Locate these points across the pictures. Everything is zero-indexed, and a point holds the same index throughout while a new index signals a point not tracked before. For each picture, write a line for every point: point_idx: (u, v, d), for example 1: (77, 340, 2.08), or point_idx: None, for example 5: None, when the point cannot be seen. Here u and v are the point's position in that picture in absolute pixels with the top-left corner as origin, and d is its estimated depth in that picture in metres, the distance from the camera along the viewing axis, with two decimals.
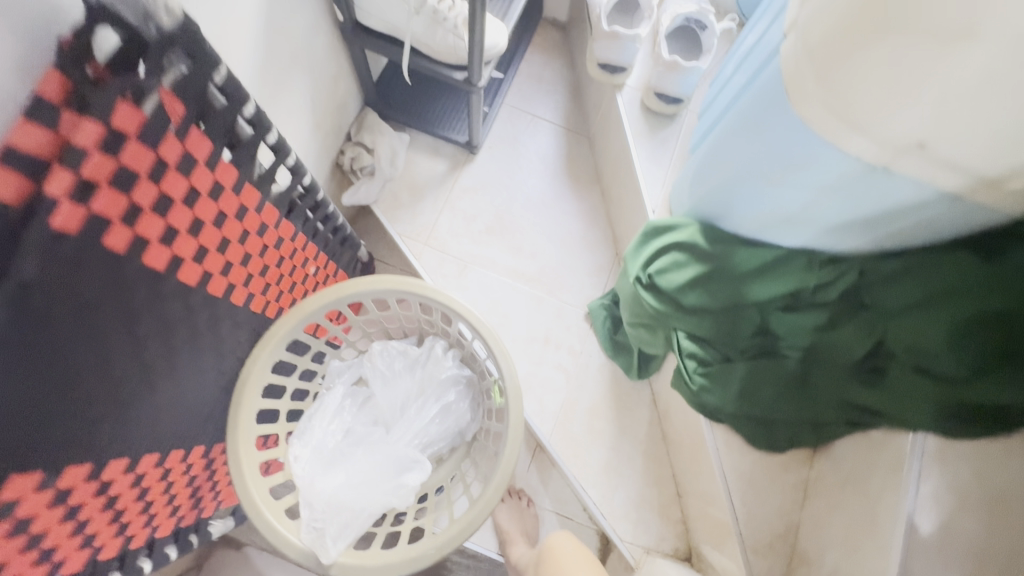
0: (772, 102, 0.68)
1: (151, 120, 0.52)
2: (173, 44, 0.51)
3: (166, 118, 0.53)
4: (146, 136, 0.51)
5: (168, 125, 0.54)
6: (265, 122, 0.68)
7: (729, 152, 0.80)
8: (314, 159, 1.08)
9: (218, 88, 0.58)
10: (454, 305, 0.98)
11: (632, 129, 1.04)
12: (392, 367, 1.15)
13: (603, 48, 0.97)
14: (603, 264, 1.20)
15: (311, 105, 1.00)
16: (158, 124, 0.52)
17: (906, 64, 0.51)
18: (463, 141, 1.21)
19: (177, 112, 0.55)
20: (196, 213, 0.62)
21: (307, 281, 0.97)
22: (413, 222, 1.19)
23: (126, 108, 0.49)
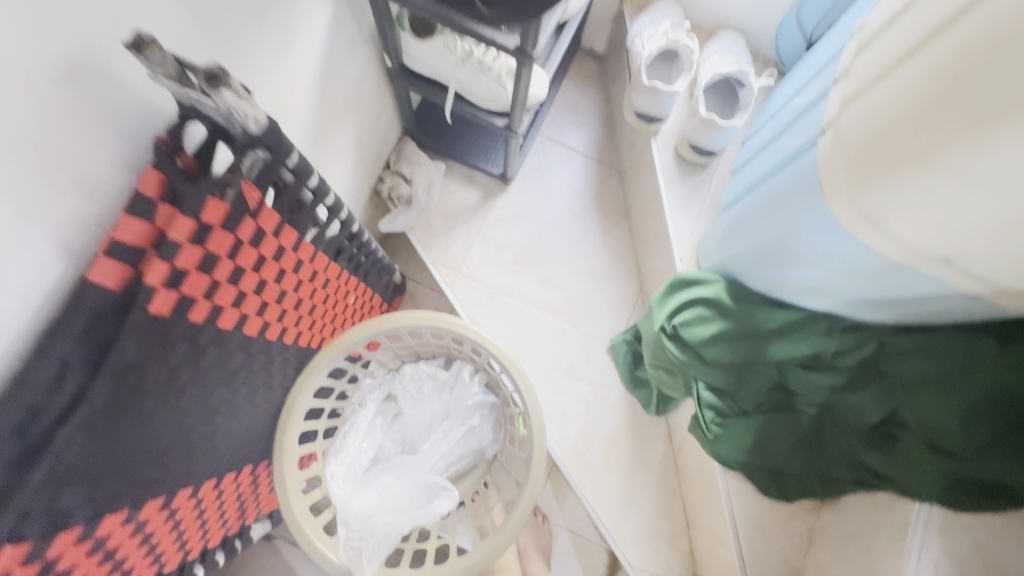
0: (805, 187, 0.71)
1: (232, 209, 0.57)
2: (256, 142, 0.56)
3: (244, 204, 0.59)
4: (229, 225, 0.57)
5: (247, 210, 0.59)
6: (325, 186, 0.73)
7: (759, 221, 0.84)
8: (356, 190, 1.13)
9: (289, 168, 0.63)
10: (483, 339, 1.02)
11: (664, 175, 1.08)
12: (422, 390, 1.21)
13: (641, 101, 1.00)
14: (627, 299, 1.24)
15: (356, 141, 1.05)
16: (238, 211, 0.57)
17: (933, 187, 0.53)
18: (497, 172, 1.24)
19: (254, 197, 0.60)
20: (263, 276, 0.68)
21: (348, 312, 1.03)
22: (446, 249, 1.24)
23: (214, 203, 0.54)
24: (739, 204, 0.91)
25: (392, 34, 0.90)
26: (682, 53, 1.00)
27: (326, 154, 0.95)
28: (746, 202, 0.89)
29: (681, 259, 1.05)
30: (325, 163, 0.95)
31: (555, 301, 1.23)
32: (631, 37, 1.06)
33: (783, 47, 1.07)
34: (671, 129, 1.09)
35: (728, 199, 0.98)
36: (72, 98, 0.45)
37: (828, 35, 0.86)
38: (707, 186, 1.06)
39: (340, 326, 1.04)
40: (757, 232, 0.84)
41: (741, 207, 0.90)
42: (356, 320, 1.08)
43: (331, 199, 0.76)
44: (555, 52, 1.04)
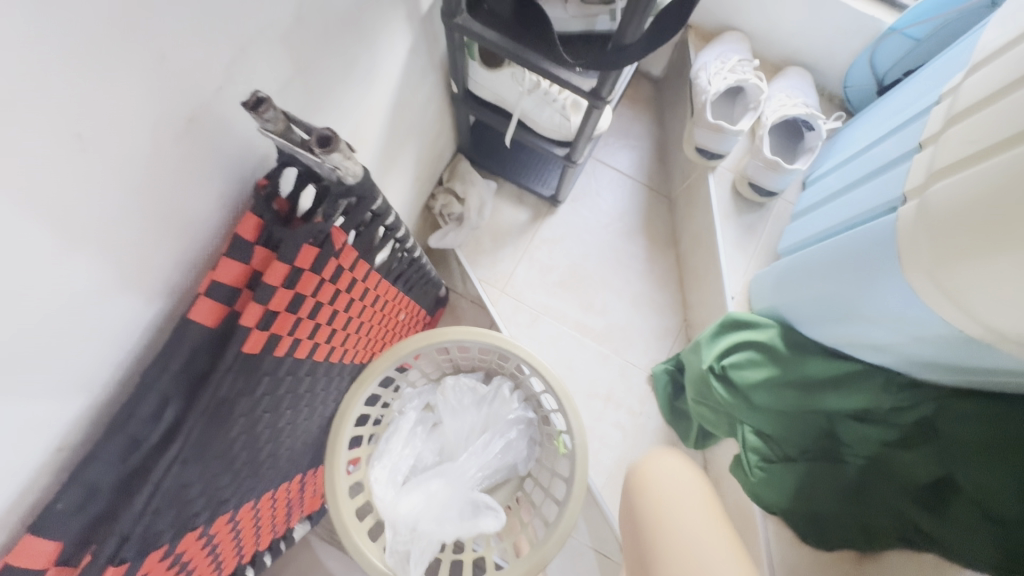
0: (879, 250, 0.70)
1: (323, 254, 0.59)
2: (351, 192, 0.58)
3: (333, 248, 0.60)
4: (316, 267, 0.59)
5: (336, 253, 0.61)
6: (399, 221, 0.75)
7: (822, 273, 0.83)
8: (410, 207, 1.15)
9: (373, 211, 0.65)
10: (530, 358, 1.02)
11: (720, 212, 1.07)
12: (462, 400, 1.22)
13: (704, 137, 0.99)
14: (670, 328, 1.24)
15: (416, 161, 1.06)
16: (326, 255, 0.60)
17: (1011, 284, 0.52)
18: (548, 195, 1.25)
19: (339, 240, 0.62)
20: (335, 307, 0.70)
21: (397, 328, 1.06)
22: (493, 268, 1.25)
23: (308, 249, 0.57)
24: (800, 252, 0.90)
25: (462, 63, 0.91)
26: (748, 93, 0.98)
27: (389, 177, 0.97)
28: (808, 251, 0.88)
29: (732, 298, 1.04)
30: (387, 186, 0.97)
31: (598, 326, 1.23)
32: (697, 71, 1.05)
33: (851, 87, 1.04)
34: (730, 165, 1.08)
35: (786, 243, 0.97)
36: (189, 149, 0.47)
37: (909, 88, 0.85)
38: (763, 225, 1.05)
39: (389, 341, 1.07)
40: (818, 284, 0.83)
41: (802, 255, 0.89)
42: (402, 334, 1.11)
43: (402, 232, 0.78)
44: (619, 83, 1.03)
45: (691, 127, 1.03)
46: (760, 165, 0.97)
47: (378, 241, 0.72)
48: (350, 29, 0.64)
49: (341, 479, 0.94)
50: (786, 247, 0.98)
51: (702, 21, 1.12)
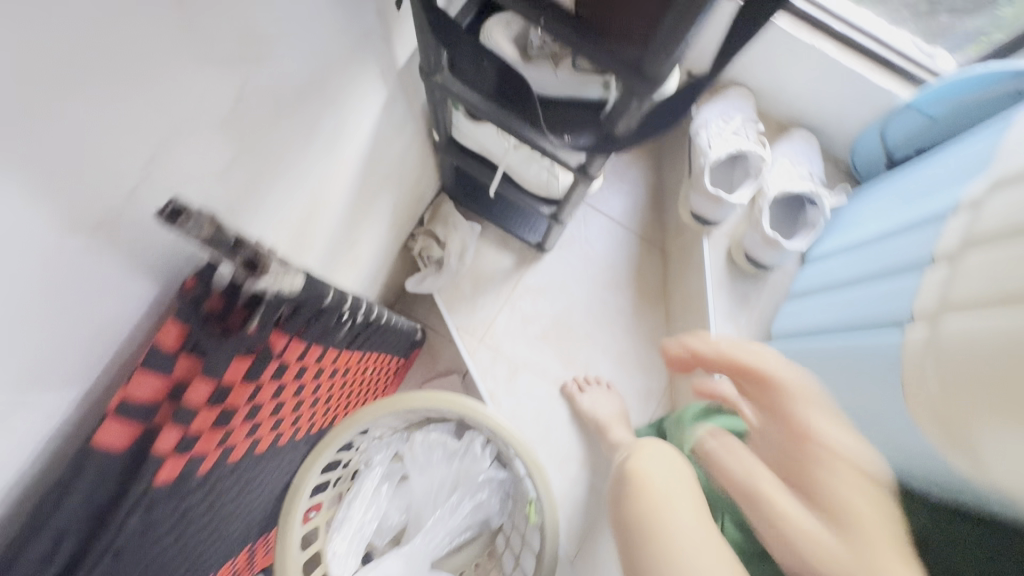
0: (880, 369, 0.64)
1: (258, 362, 0.52)
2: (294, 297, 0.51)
3: (270, 354, 0.53)
4: (250, 378, 0.52)
5: (274, 357, 0.54)
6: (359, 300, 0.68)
7: (813, 373, 0.78)
8: (386, 250, 1.07)
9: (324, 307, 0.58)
10: (502, 428, 0.96)
11: (713, 280, 0.99)
12: (431, 456, 1.16)
13: (701, 204, 0.93)
14: (654, 389, 1.18)
15: (393, 207, 0.99)
16: (262, 364, 0.53)
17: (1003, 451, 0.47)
18: (535, 241, 1.18)
19: (280, 343, 0.55)
20: (279, 400, 0.64)
21: (365, 384, 0.99)
22: (471, 315, 1.19)
23: (238, 362, 0.49)
24: (792, 341, 0.84)
25: (446, 114, 0.83)
26: (751, 161, 0.92)
27: (361, 229, 0.89)
28: (801, 343, 0.82)
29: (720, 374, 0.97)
30: (358, 238, 0.90)
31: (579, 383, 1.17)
32: (699, 127, 0.98)
33: (859, 152, 0.98)
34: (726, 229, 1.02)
35: (782, 325, 0.92)
36: (115, 264, 0.40)
37: (918, 177, 0.79)
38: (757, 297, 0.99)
39: (356, 399, 1.00)
40: (810, 383, 0.78)
41: (794, 346, 0.84)
42: (371, 389, 1.04)
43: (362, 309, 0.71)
44: None
45: (688, 190, 0.97)
46: (759, 239, 0.91)
47: (335, 327, 0.65)
48: (315, 100, 0.56)
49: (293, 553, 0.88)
50: (780, 328, 0.92)
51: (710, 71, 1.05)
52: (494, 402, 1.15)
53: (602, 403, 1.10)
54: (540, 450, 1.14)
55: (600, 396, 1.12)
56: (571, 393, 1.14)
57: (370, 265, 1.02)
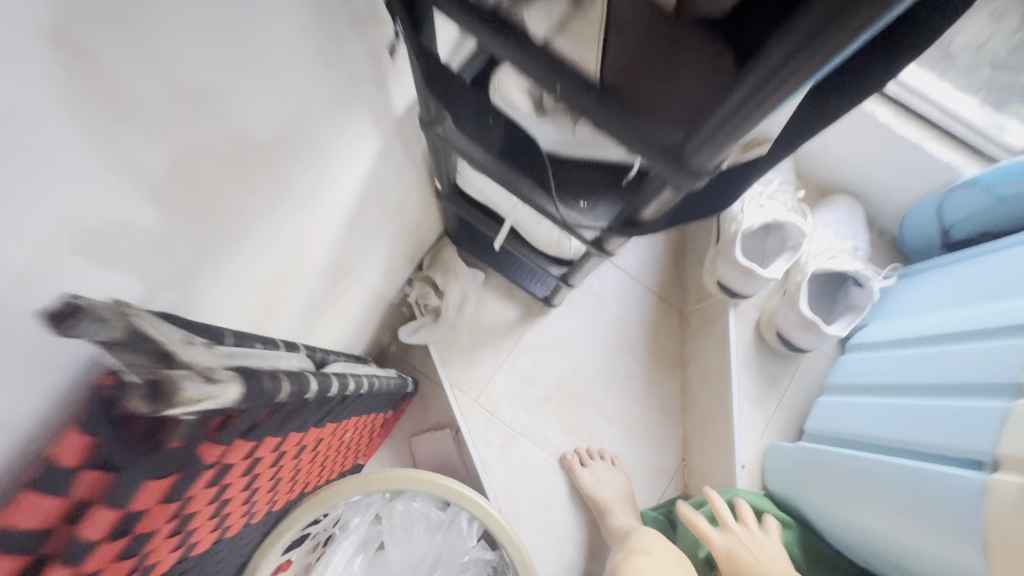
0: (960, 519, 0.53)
1: (185, 476, 0.41)
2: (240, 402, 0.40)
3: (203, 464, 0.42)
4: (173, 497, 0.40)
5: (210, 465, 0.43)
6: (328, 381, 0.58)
7: (859, 495, 0.66)
8: (377, 299, 0.98)
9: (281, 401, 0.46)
10: (492, 515, 0.87)
11: (739, 357, 0.89)
12: (413, 529, 1.05)
13: (730, 275, 0.83)
14: (664, 467, 1.06)
15: (388, 254, 0.90)
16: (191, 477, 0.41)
17: None
18: (542, 296, 1.08)
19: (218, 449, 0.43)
20: (223, 498, 0.52)
21: (345, 450, 0.90)
22: (468, 371, 1.08)
23: (154, 486, 0.37)
24: (824, 450, 0.74)
25: (450, 163, 0.75)
26: (789, 231, 0.81)
27: (348, 282, 0.80)
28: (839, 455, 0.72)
29: (743, 467, 0.85)
30: (343, 291, 0.80)
31: None
32: None
33: (907, 226, 0.88)
34: (755, 302, 0.91)
35: (815, 425, 0.81)
36: None
37: (983, 272, 0.69)
38: (787, 381, 0.88)
39: (333, 468, 0.90)
40: (855, 506, 0.67)
41: (829, 456, 0.73)
42: (351, 455, 0.95)
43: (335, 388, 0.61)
44: None
45: (715, 257, 0.86)
46: (794, 321, 0.80)
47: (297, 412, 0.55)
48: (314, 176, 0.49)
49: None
50: (813, 429, 0.81)
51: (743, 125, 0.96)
52: (487, 472, 1.03)
53: (606, 480, 0.99)
54: (534, 531, 1.02)
55: (604, 472, 1.00)
56: (570, 464, 1.02)
57: (357, 315, 0.92)
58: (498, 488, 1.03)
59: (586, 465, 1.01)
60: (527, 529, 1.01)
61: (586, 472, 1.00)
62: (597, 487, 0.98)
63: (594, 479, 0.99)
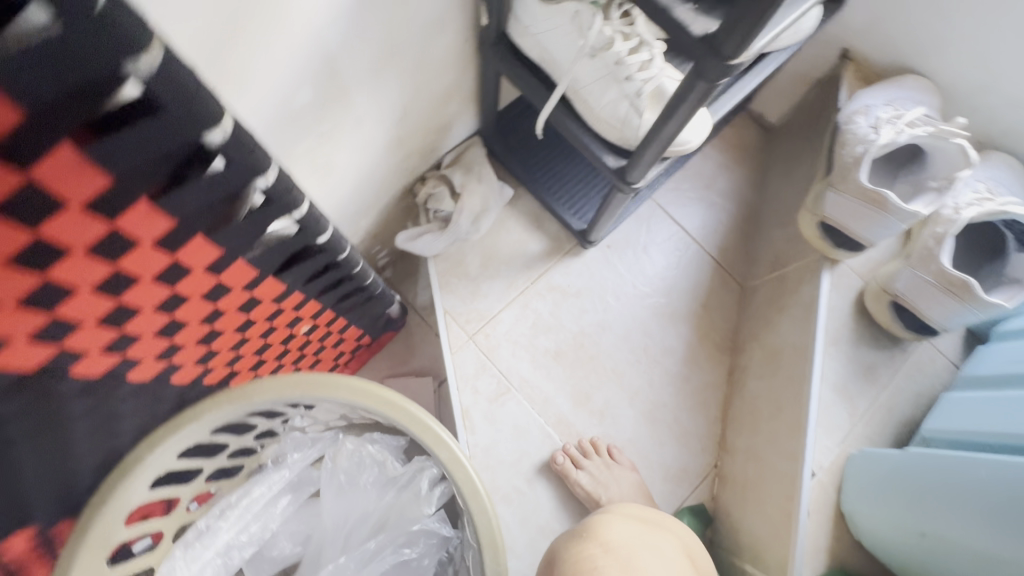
0: None
1: None
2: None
3: None
4: None
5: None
6: (258, 151, 0.37)
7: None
8: (378, 180, 0.80)
9: (140, 84, 0.27)
10: (456, 463, 0.62)
11: (827, 331, 0.67)
12: (361, 478, 0.82)
13: (844, 212, 0.62)
14: (690, 470, 0.82)
15: (402, 113, 0.71)
16: None
17: None
18: (578, 229, 0.87)
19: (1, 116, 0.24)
20: (54, 278, 0.33)
21: (290, 342, 0.70)
22: (470, 301, 0.87)
23: None
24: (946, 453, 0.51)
25: None
26: (937, 162, 0.60)
27: (345, 118, 0.62)
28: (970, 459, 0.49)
29: (812, 475, 0.62)
30: (336, 129, 0.62)
31: (588, 434, 0.83)
32: (853, 114, 0.67)
33: None
34: (861, 266, 0.69)
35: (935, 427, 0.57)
36: None
37: None
38: (888, 376, 0.66)
39: (269, 361, 0.71)
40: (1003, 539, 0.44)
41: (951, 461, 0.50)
42: (297, 354, 0.75)
43: (271, 182, 0.40)
44: (731, 96, 0.68)
45: (823, 190, 0.65)
46: (928, 283, 0.58)
47: (191, 173, 0.35)
48: None
49: (104, 542, 0.57)
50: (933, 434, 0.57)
51: (871, 51, 0.76)
52: (466, 426, 0.82)
53: (608, 482, 0.76)
54: (509, 513, 0.79)
55: (604, 470, 0.77)
56: (562, 469, 0.79)
57: (348, 186, 0.74)
58: (475, 449, 0.81)
59: (581, 466, 0.78)
60: (500, 508, 0.79)
61: (580, 475, 0.77)
62: (597, 493, 0.76)
63: (593, 484, 0.76)
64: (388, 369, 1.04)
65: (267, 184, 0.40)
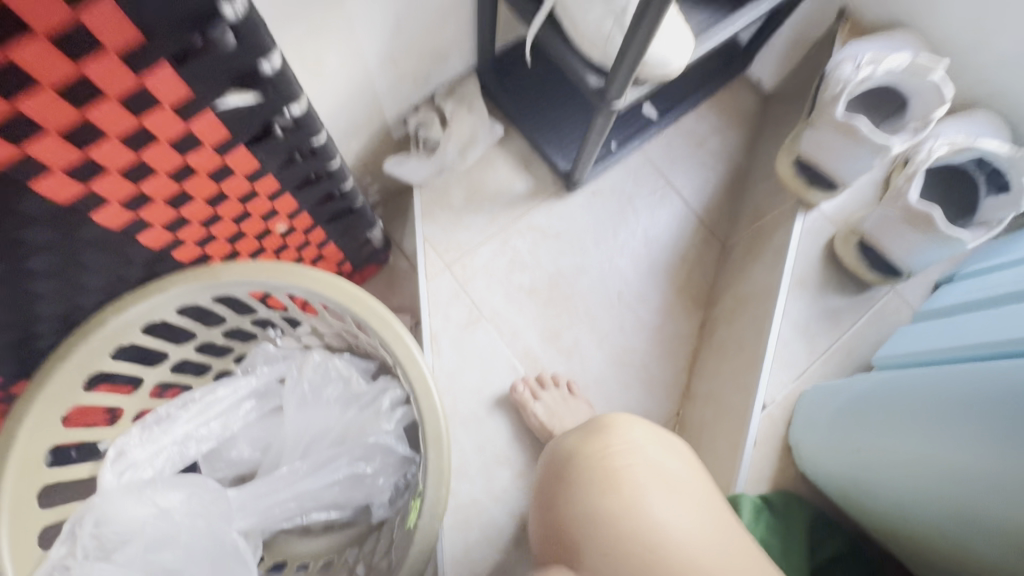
0: None
1: None
2: None
3: None
4: None
5: None
6: None
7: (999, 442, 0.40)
8: (371, 99, 0.81)
9: None
10: (412, 361, 0.63)
11: (795, 271, 0.67)
12: (325, 392, 0.82)
13: (817, 146, 0.62)
14: (652, 416, 0.82)
15: (396, 26, 0.72)
16: None
17: None
18: (563, 170, 0.88)
19: None
20: (21, 64, 0.36)
21: (265, 239, 0.71)
22: (451, 231, 0.88)
23: None
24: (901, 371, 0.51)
25: None
26: (914, 102, 0.60)
27: (338, 15, 0.63)
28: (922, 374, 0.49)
29: (763, 407, 0.62)
30: (328, 25, 0.64)
31: (553, 370, 0.83)
32: (841, 61, 0.66)
33: None
34: (834, 213, 0.69)
35: (889, 354, 0.58)
36: None
37: None
38: (850, 321, 0.65)
39: (245, 255, 0.71)
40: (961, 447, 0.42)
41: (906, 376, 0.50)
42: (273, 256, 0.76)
43: (239, 13, 0.41)
44: (717, 32, 0.68)
45: (801, 129, 0.65)
46: (893, 218, 0.58)
47: None
48: None
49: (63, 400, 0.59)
50: (884, 360, 0.58)
51: (867, 11, 0.77)
52: (433, 350, 0.82)
53: (564, 414, 0.77)
54: (466, 437, 0.79)
55: (561, 404, 0.78)
56: (521, 398, 0.79)
57: (340, 97, 0.76)
58: (439, 372, 0.81)
59: (539, 397, 0.78)
60: (458, 431, 0.79)
61: (536, 410, 0.78)
62: (551, 425, 0.76)
63: (548, 414, 0.77)
64: None
65: (234, 15, 0.41)
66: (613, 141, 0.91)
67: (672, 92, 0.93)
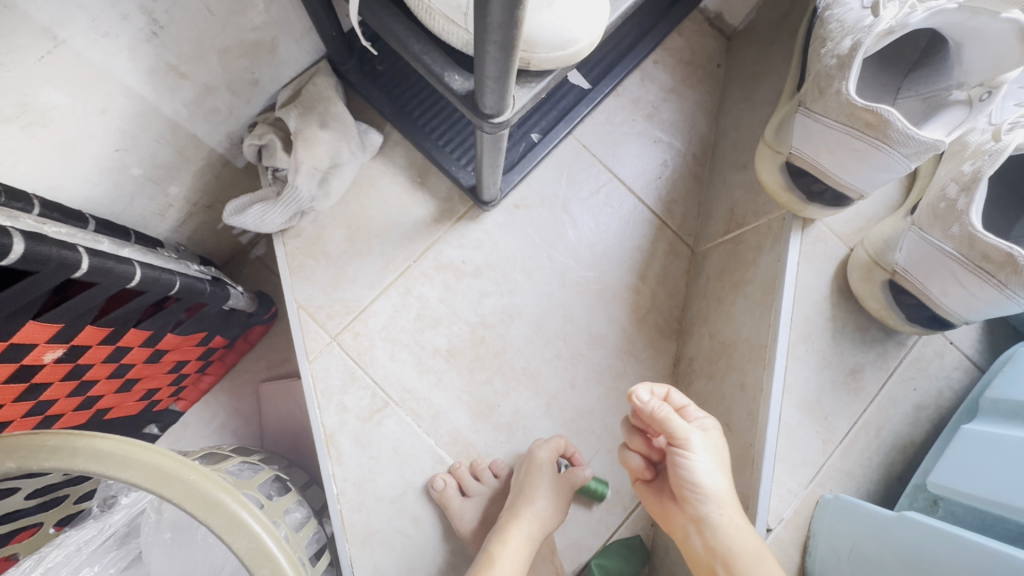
0: None
1: None
2: None
3: None
4: None
5: None
6: None
7: None
8: (170, 130, 0.55)
9: None
10: (261, 555, 0.44)
11: (793, 323, 0.47)
12: (196, 532, 0.62)
13: (819, 143, 0.41)
14: (624, 491, 0.65)
15: (164, 31, 0.46)
16: None
17: None
18: (468, 186, 0.65)
19: None
20: None
21: (38, 376, 0.48)
22: (333, 290, 0.66)
23: None
24: (996, 547, 0.34)
25: None
26: (972, 55, 0.38)
27: (27, 36, 0.38)
28: None
29: (767, 532, 0.44)
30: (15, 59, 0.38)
31: (491, 453, 0.65)
32: None
33: None
34: (844, 229, 0.49)
35: (948, 484, 0.40)
36: None
37: None
38: (877, 383, 0.47)
39: (14, 403, 0.48)
40: None
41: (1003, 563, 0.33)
42: (74, 384, 0.53)
43: None
44: None
45: (796, 112, 0.42)
46: (946, 255, 0.38)
47: None
48: None
49: None
50: (942, 492, 0.40)
51: None
52: (330, 456, 0.62)
53: (492, 514, 0.62)
54: (391, 564, 0.61)
55: (491, 501, 0.62)
56: (442, 497, 0.61)
57: (107, 143, 0.50)
58: (343, 485, 0.61)
59: (466, 489, 0.62)
60: (379, 559, 0.60)
61: (464, 507, 0.61)
62: (480, 527, 0.62)
63: (476, 518, 0.61)
64: (265, 372, 0.85)
65: None
66: (533, 133, 0.68)
67: (603, 51, 0.70)
